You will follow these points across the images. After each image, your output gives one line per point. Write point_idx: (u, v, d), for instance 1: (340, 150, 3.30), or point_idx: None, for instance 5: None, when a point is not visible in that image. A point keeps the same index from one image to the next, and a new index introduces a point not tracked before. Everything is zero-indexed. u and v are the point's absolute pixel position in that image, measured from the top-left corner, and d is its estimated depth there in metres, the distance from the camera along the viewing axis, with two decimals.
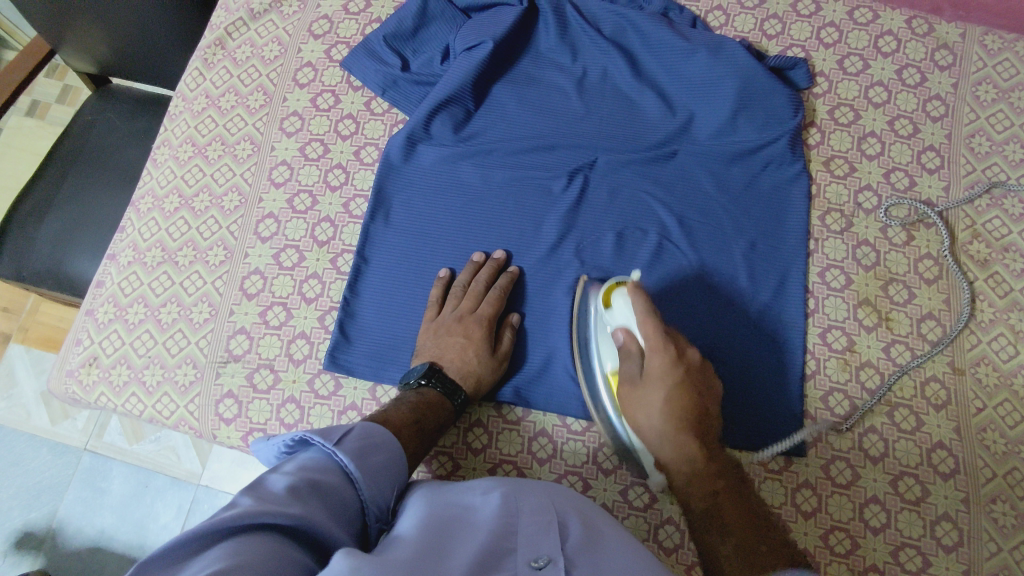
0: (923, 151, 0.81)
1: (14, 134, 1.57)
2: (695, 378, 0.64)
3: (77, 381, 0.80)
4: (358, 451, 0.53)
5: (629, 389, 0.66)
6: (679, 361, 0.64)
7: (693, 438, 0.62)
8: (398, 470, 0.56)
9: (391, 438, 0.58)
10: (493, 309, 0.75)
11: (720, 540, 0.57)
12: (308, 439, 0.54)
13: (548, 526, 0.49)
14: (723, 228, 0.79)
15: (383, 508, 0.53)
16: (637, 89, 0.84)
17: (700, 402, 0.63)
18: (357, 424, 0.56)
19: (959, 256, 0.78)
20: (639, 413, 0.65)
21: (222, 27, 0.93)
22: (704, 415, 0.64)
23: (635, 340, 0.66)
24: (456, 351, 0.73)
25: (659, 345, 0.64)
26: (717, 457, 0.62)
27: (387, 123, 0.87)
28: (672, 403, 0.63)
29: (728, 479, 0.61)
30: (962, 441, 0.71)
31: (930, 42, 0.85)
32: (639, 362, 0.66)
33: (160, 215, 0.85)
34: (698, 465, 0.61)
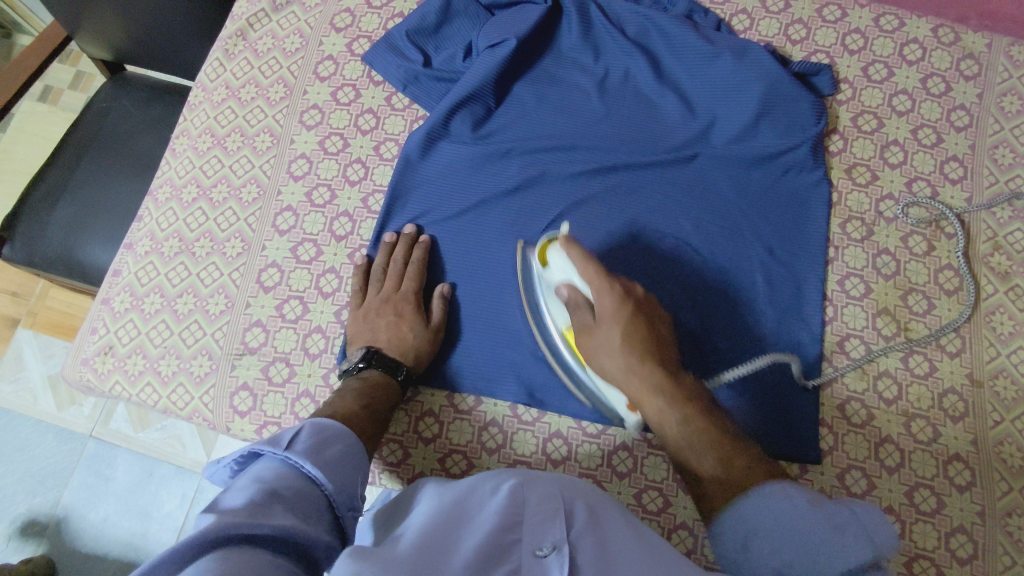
0: (947, 161, 0.81)
1: (26, 118, 1.57)
2: (645, 312, 0.65)
3: (92, 370, 0.80)
4: (311, 449, 0.52)
5: (587, 338, 0.67)
6: (625, 299, 0.65)
7: (654, 366, 0.62)
8: (356, 457, 0.56)
9: (342, 429, 0.58)
10: (416, 283, 0.78)
11: (706, 465, 0.58)
12: (257, 451, 0.52)
13: (554, 514, 0.48)
14: (742, 233, 0.78)
15: (353, 498, 0.52)
16: (659, 91, 0.83)
17: (655, 335, 0.64)
18: (303, 424, 0.55)
19: (980, 267, 0.77)
20: (603, 357, 0.65)
21: (244, 18, 0.93)
22: (661, 346, 0.64)
23: (577, 289, 0.68)
24: (393, 330, 0.74)
25: (605, 287, 0.65)
26: (683, 384, 0.62)
27: (407, 118, 0.87)
28: (629, 340, 0.63)
29: (698, 402, 0.61)
30: (979, 454, 0.71)
31: (956, 52, 0.85)
32: (592, 311, 0.67)
33: (178, 206, 0.85)
34: (666, 393, 0.61)
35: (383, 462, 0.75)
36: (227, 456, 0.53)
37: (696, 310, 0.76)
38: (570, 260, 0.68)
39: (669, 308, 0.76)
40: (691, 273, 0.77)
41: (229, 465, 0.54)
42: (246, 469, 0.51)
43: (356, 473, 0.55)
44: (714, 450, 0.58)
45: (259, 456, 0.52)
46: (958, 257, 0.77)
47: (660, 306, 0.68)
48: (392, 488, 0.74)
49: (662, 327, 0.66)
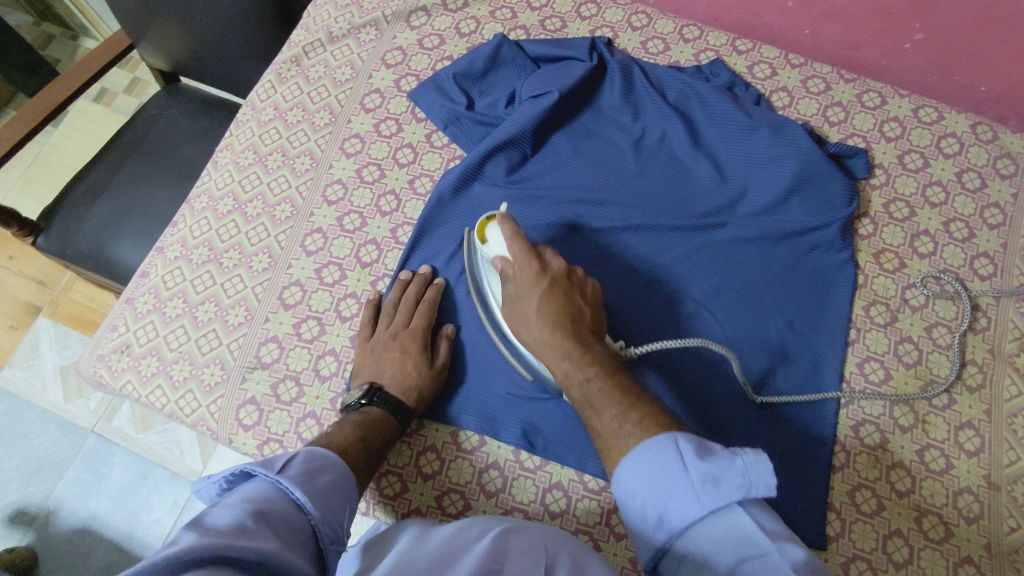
0: (977, 256, 0.81)
1: (80, 116, 1.63)
2: (562, 285, 0.67)
3: (106, 366, 0.81)
4: (302, 477, 0.53)
5: (511, 311, 0.69)
6: (542, 273, 0.68)
7: (565, 335, 0.64)
8: (345, 492, 0.56)
9: (335, 460, 0.58)
10: (425, 321, 0.77)
11: (606, 417, 0.57)
12: (248, 471, 0.52)
13: (537, 564, 0.47)
14: (764, 305, 0.78)
15: (337, 530, 0.52)
16: (694, 157, 0.84)
17: (574, 308, 0.66)
18: (298, 451, 0.55)
19: (1005, 366, 0.76)
20: (524, 329, 0.67)
21: (301, 45, 0.96)
22: (578, 315, 0.66)
23: (508, 261, 0.71)
24: (398, 367, 0.74)
25: (527, 262, 0.69)
26: (594, 349, 0.63)
27: (445, 156, 0.89)
28: (544, 308, 0.65)
29: (603, 366, 0.61)
30: (992, 560, 0.68)
31: (993, 150, 0.85)
32: (516, 285, 0.69)
33: (213, 216, 0.87)
34: (573, 358, 0.62)
35: (379, 494, 0.74)
36: (217, 474, 0.53)
37: (711, 379, 0.75)
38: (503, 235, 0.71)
39: (683, 374, 0.76)
40: (709, 341, 0.77)
41: (217, 482, 0.54)
42: (235, 488, 0.51)
43: (342, 505, 0.55)
44: (616, 403, 0.58)
45: (250, 477, 0.52)
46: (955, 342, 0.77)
47: (586, 285, 0.70)
48: (386, 521, 0.73)
49: (583, 302, 0.67)
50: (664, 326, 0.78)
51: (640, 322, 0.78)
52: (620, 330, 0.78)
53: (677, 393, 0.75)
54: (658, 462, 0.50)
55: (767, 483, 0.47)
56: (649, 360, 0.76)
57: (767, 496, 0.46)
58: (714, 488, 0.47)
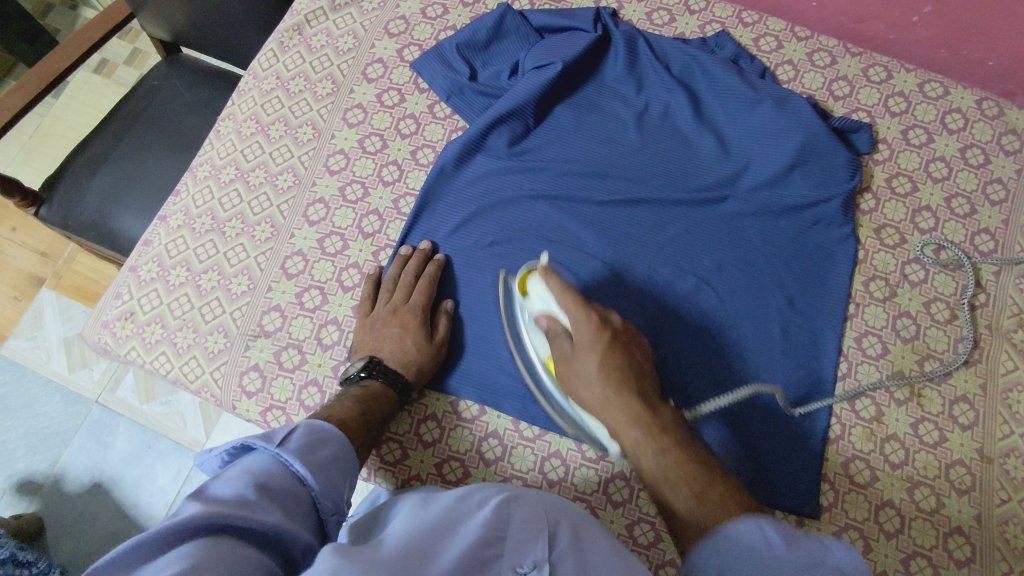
0: (978, 232, 0.81)
1: (79, 88, 1.62)
2: (620, 341, 0.63)
3: (111, 333, 0.82)
4: (302, 449, 0.53)
5: (567, 369, 0.64)
6: (601, 329, 0.63)
7: (632, 399, 0.59)
8: (344, 463, 0.56)
9: (334, 434, 0.58)
10: (424, 297, 0.77)
11: (681, 499, 0.53)
12: (249, 445, 0.53)
13: (537, 534, 0.49)
14: (763, 279, 0.78)
15: (338, 503, 0.53)
16: (696, 131, 0.84)
17: (634, 368, 0.61)
18: (298, 424, 0.55)
19: (1002, 342, 0.77)
20: (583, 390, 0.63)
21: (303, 13, 0.95)
22: (638, 377, 0.61)
23: (556, 320, 0.67)
24: (398, 341, 0.75)
25: (581, 317, 0.63)
26: (661, 415, 0.58)
27: (447, 128, 0.89)
28: (605, 371, 0.60)
29: (676, 434, 0.57)
30: (981, 531, 0.69)
31: (998, 126, 0.85)
32: (569, 341, 0.65)
33: (215, 185, 0.87)
34: (643, 423, 0.57)
35: (380, 460, 0.75)
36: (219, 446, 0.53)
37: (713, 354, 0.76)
38: (547, 289, 0.67)
39: (682, 346, 0.76)
40: (707, 316, 0.77)
41: (220, 455, 0.54)
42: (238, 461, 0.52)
43: (343, 476, 0.55)
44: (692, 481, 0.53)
45: (251, 450, 0.53)
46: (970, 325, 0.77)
47: (638, 338, 0.66)
48: (386, 486, 0.75)
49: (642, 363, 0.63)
50: (664, 299, 0.78)
51: (638, 295, 0.78)
52: (623, 304, 0.78)
53: (676, 367, 0.75)
54: (743, 546, 0.46)
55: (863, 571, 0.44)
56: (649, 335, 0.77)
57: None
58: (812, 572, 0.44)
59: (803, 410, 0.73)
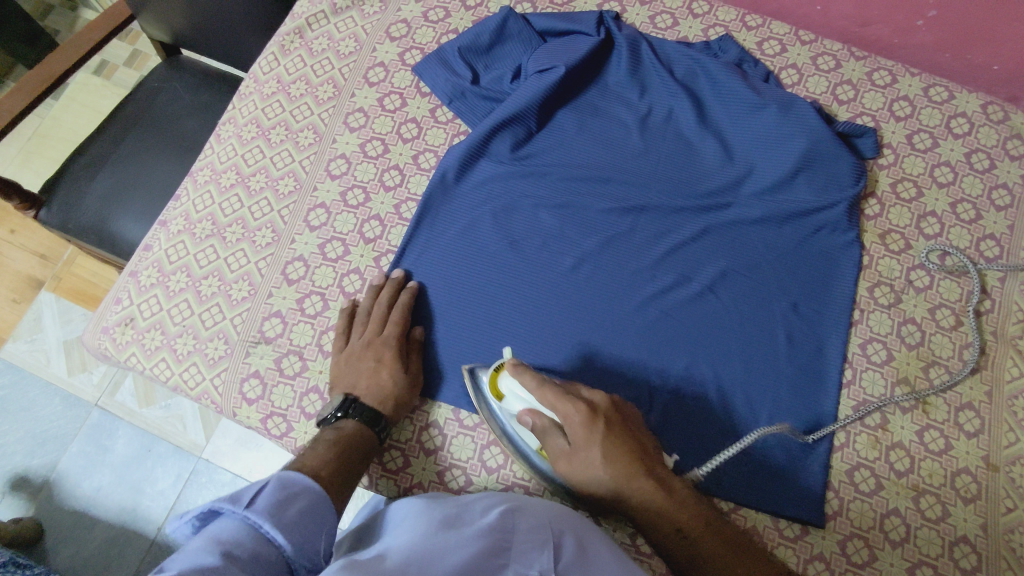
0: (983, 238, 0.80)
1: (79, 89, 1.61)
2: (614, 424, 0.63)
3: (111, 339, 0.81)
4: (272, 507, 0.50)
5: (565, 463, 0.63)
6: (593, 418, 0.62)
7: (643, 480, 0.61)
8: (320, 513, 0.53)
9: (308, 486, 0.54)
10: (399, 328, 0.75)
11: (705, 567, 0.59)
12: (215, 509, 0.50)
13: (542, 545, 0.49)
14: (767, 285, 0.78)
15: (313, 561, 0.50)
16: (700, 136, 0.84)
17: (632, 446, 0.62)
18: (268, 479, 0.53)
19: (1007, 348, 0.76)
20: (585, 480, 0.63)
21: (304, 17, 0.95)
22: (640, 453, 0.63)
23: (542, 415, 0.65)
24: (375, 379, 0.72)
25: (571, 409, 0.62)
26: (671, 492, 0.62)
27: (449, 132, 0.88)
28: (610, 460, 0.61)
29: (691, 510, 0.61)
30: (987, 539, 0.69)
31: (1003, 130, 0.84)
32: (563, 434, 0.63)
33: (216, 189, 0.87)
34: (660, 506, 0.61)
35: (381, 468, 0.75)
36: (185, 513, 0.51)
37: (715, 359, 0.75)
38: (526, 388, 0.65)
39: (686, 353, 0.76)
40: (711, 322, 0.77)
41: (187, 521, 0.51)
42: (205, 528, 0.49)
43: (321, 527, 0.52)
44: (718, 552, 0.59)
45: (218, 514, 0.50)
46: (976, 334, 0.76)
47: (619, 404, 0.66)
48: (387, 495, 0.74)
49: (636, 435, 0.64)
50: (668, 305, 0.77)
51: (640, 301, 0.78)
52: (626, 310, 0.77)
53: (679, 374, 0.75)
54: None
55: None
56: (652, 341, 0.76)
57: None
58: None
59: (815, 438, 0.72)
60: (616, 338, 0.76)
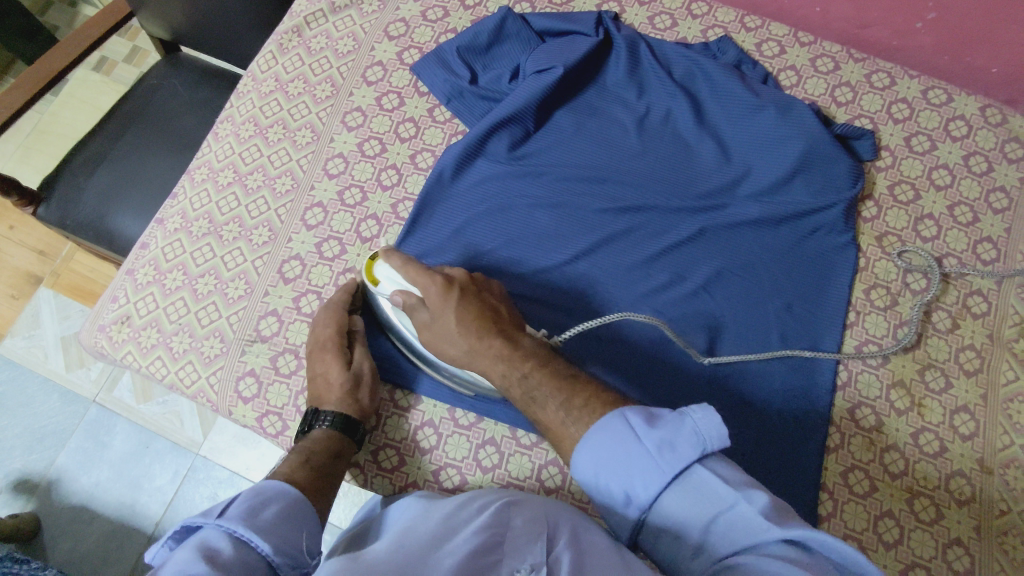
0: (980, 241, 0.80)
1: (78, 85, 1.61)
2: (469, 293, 0.68)
3: (107, 337, 0.81)
4: (246, 515, 0.50)
5: (429, 334, 0.69)
6: (448, 288, 0.67)
7: (492, 338, 0.65)
8: (298, 515, 0.55)
9: (285, 490, 0.56)
10: (332, 327, 0.74)
11: (550, 409, 0.60)
12: (189, 525, 0.50)
13: (535, 538, 0.48)
14: (763, 287, 0.78)
15: (296, 557, 0.51)
16: (697, 137, 0.84)
17: (488, 309, 0.67)
18: (240, 492, 0.53)
19: (1003, 352, 0.76)
20: (449, 346, 0.68)
21: (302, 15, 0.95)
22: (495, 319, 0.67)
23: (409, 294, 0.70)
24: (325, 387, 0.71)
25: (428, 280, 0.68)
26: (520, 346, 0.65)
27: (447, 131, 0.88)
28: (461, 322, 0.66)
29: (538, 359, 0.64)
30: (981, 542, 0.69)
31: (1001, 134, 0.84)
32: (425, 308, 0.69)
33: (213, 187, 0.87)
34: (506, 359, 0.64)
35: (376, 467, 0.75)
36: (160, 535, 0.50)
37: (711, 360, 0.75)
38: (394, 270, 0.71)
39: (681, 354, 0.76)
40: (707, 323, 0.76)
41: (163, 544, 0.51)
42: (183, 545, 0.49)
43: (298, 530, 0.53)
44: (557, 392, 0.61)
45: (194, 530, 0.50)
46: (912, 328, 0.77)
47: (485, 283, 0.72)
48: (382, 493, 0.74)
49: (493, 304, 0.69)
50: (665, 306, 0.77)
51: (636, 302, 0.78)
52: (622, 311, 0.77)
53: (674, 375, 0.75)
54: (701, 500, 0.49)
55: (717, 432, 0.50)
56: (648, 343, 0.76)
57: (720, 444, 0.50)
58: (671, 452, 0.50)
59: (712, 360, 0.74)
60: (612, 338, 0.76)
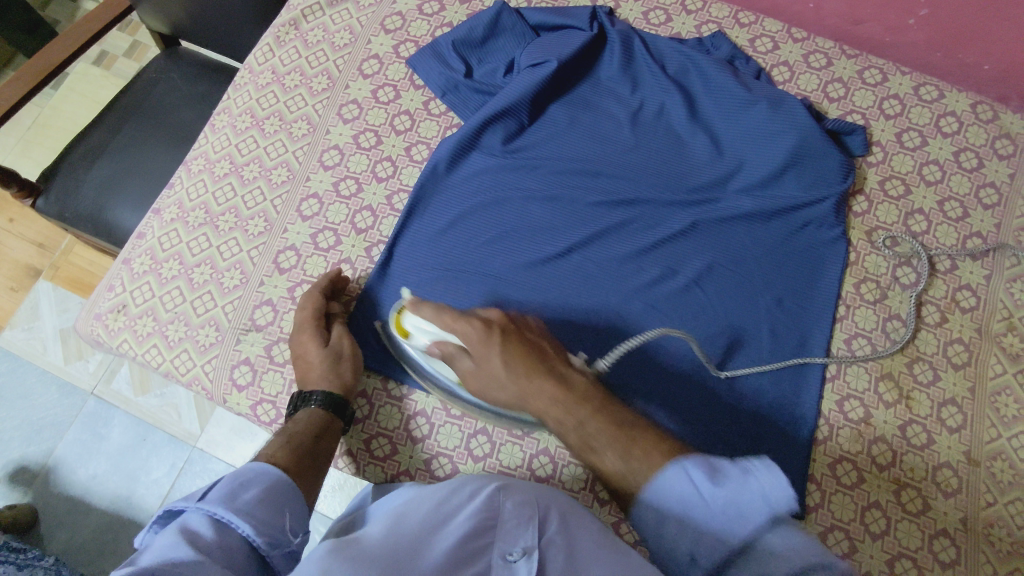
0: (970, 236, 0.81)
1: (78, 79, 1.62)
2: (511, 333, 0.65)
3: (103, 325, 0.82)
4: (226, 497, 0.52)
5: (474, 381, 0.65)
6: (489, 330, 0.64)
7: (543, 382, 0.61)
8: (278, 494, 0.55)
9: (266, 471, 0.57)
10: (311, 310, 0.76)
11: (609, 461, 0.55)
12: (172, 511, 0.51)
13: (526, 523, 0.49)
14: (754, 280, 0.78)
15: (278, 535, 0.52)
16: (691, 131, 0.84)
17: (533, 351, 0.63)
18: (221, 478, 0.54)
19: (991, 345, 0.77)
20: (495, 393, 0.64)
21: (299, 8, 0.95)
22: (541, 360, 0.63)
23: (445, 343, 0.66)
24: (307, 369, 0.73)
25: (464, 322, 0.65)
26: (574, 390, 0.60)
27: (442, 124, 0.89)
28: (508, 366, 0.62)
29: (593, 403, 0.59)
30: (967, 533, 0.69)
31: (992, 130, 0.85)
32: (466, 356, 0.65)
33: (209, 178, 0.87)
34: (563, 405, 0.59)
35: (369, 455, 0.76)
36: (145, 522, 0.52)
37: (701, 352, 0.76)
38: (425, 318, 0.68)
39: (672, 346, 0.76)
40: (698, 316, 0.77)
41: (149, 530, 0.52)
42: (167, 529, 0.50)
43: (280, 511, 0.54)
44: (616, 443, 0.55)
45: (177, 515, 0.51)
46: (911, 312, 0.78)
47: (525, 321, 0.68)
48: (375, 481, 0.75)
49: (538, 346, 0.65)
50: (657, 298, 0.78)
51: (628, 294, 0.78)
52: (614, 302, 0.78)
53: (665, 366, 0.76)
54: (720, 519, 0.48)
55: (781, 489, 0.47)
56: (640, 334, 0.77)
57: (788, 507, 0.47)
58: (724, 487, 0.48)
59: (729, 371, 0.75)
60: (604, 330, 0.77)
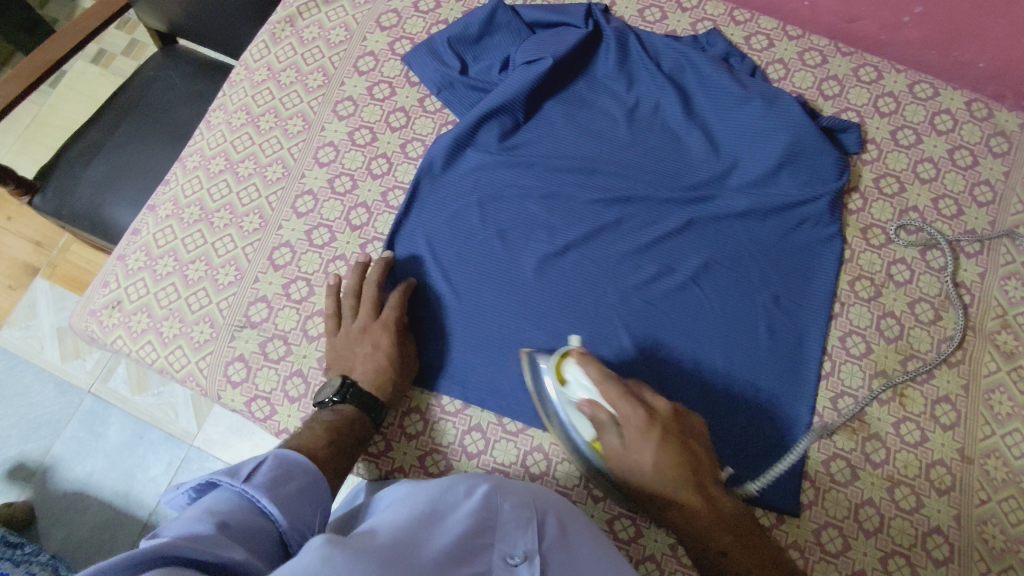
0: (964, 233, 0.81)
1: (77, 77, 1.62)
2: (672, 431, 0.62)
3: (98, 321, 0.82)
4: (270, 484, 0.51)
5: (613, 459, 0.63)
6: (653, 423, 0.61)
7: (691, 492, 0.60)
8: (316, 494, 0.54)
9: (312, 467, 0.56)
10: (394, 313, 0.75)
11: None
12: (213, 481, 0.51)
13: (526, 524, 0.50)
14: (749, 278, 0.78)
15: (305, 536, 0.50)
16: (686, 129, 0.84)
17: (689, 454, 0.61)
18: (267, 457, 0.53)
19: (985, 343, 0.77)
20: (634, 480, 0.62)
21: (295, 6, 0.95)
22: (694, 464, 0.61)
23: (600, 408, 0.63)
24: (368, 367, 0.72)
25: (630, 404, 0.62)
26: (715, 503, 0.60)
27: (437, 121, 0.89)
28: (660, 464, 0.60)
29: (727, 521, 0.60)
30: (961, 530, 0.69)
31: (987, 127, 0.85)
32: (616, 433, 0.62)
33: (204, 175, 0.87)
34: (697, 515, 0.60)
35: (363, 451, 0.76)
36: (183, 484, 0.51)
37: (695, 349, 0.76)
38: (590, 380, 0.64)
39: (667, 343, 0.76)
40: (693, 313, 0.77)
41: (184, 493, 0.52)
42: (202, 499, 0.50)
43: (315, 509, 0.53)
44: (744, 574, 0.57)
45: (216, 487, 0.51)
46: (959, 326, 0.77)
47: (680, 412, 0.65)
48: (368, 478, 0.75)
49: (697, 447, 0.63)
50: (652, 295, 0.78)
51: (623, 291, 0.78)
52: (609, 299, 0.78)
53: (659, 364, 0.76)
54: None
55: None
56: (634, 331, 0.77)
57: None
58: None
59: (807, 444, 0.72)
60: (599, 327, 0.77)
